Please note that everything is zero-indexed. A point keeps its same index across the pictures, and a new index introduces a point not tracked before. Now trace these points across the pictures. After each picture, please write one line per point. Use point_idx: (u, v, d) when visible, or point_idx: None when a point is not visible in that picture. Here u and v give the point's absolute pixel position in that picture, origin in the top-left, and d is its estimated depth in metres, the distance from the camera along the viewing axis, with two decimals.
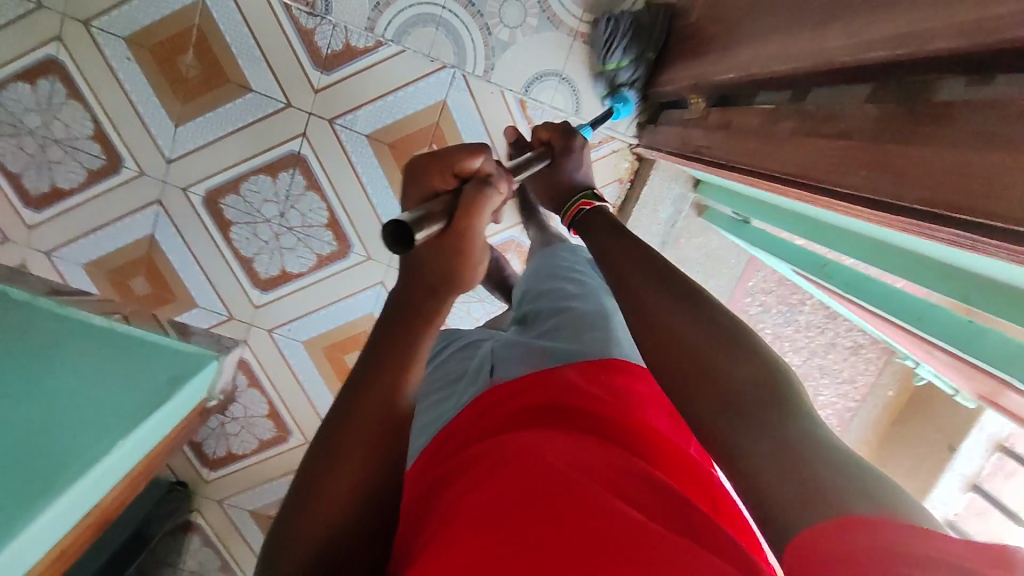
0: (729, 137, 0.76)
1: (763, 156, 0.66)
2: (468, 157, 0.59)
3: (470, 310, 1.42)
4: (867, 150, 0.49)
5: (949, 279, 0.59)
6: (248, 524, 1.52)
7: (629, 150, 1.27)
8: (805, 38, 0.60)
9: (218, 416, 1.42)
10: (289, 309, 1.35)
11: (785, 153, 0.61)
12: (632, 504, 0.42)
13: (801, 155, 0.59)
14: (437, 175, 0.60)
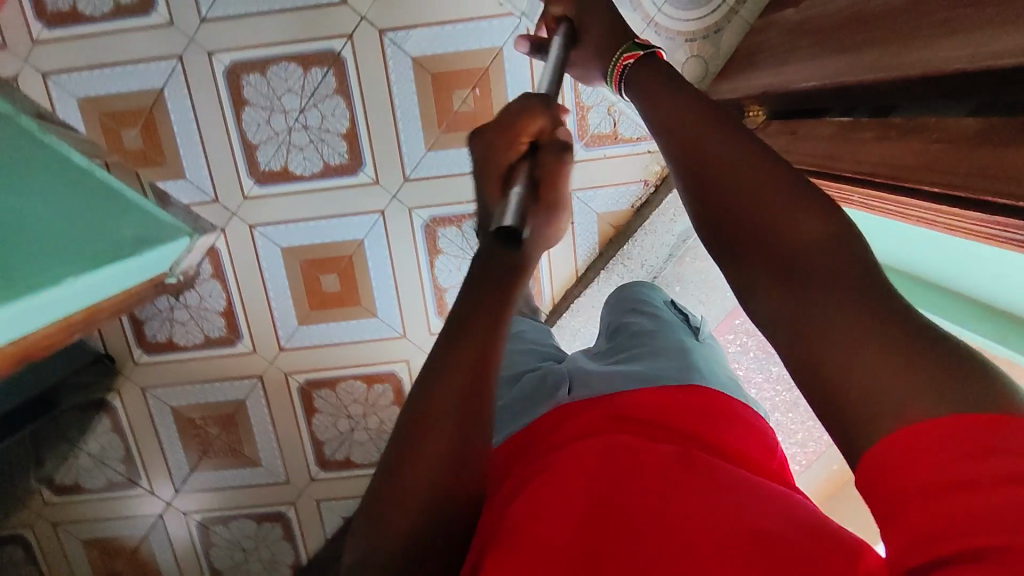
0: (800, 143, 0.75)
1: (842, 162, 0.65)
2: (528, 122, 0.59)
3: (462, 267, 1.33)
4: (980, 154, 0.47)
5: None
6: (166, 421, 1.42)
7: None
8: (912, 46, 0.58)
9: (170, 298, 1.32)
10: (278, 209, 1.27)
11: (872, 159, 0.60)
12: (749, 519, 0.42)
13: (893, 162, 0.57)
14: (506, 148, 0.60)
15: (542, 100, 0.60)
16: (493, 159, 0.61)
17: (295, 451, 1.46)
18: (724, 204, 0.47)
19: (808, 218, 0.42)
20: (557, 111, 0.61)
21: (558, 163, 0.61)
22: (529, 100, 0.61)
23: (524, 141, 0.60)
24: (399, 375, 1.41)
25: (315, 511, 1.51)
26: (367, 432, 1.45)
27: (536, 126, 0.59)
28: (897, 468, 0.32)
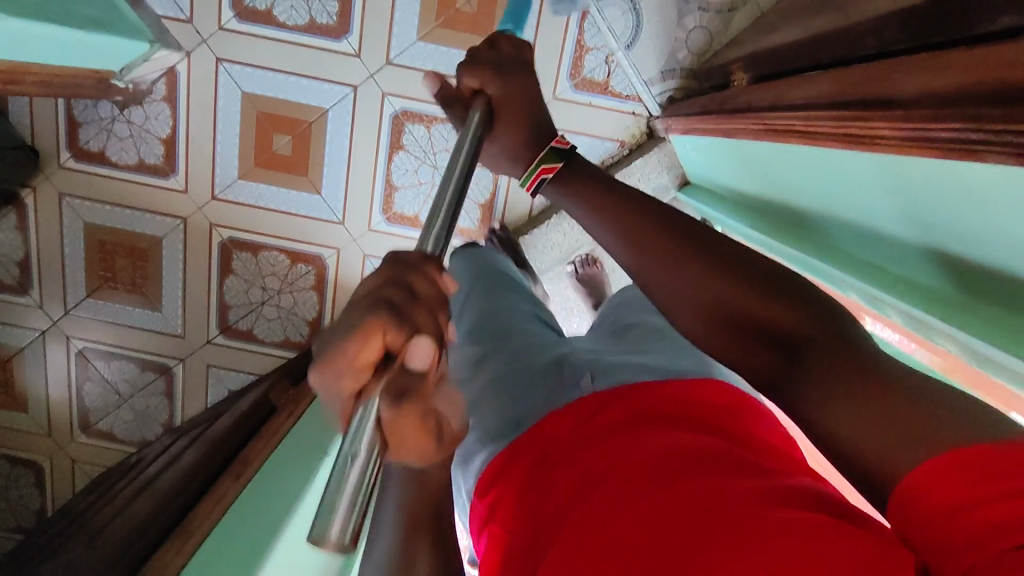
0: (784, 87, 0.74)
1: (817, 93, 0.64)
2: (360, 353, 0.38)
3: (418, 171, 1.29)
4: (950, 58, 0.45)
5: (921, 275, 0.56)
6: (76, 236, 1.36)
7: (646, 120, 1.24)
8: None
9: (114, 108, 1.26)
10: (251, 51, 1.22)
11: (848, 83, 0.58)
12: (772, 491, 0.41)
13: (865, 82, 0.56)
14: (342, 372, 0.38)
15: (383, 310, 0.38)
16: (325, 394, 0.39)
17: (199, 307, 1.41)
18: (710, 309, 0.51)
19: (801, 308, 0.48)
20: (417, 321, 0.40)
21: (416, 407, 0.40)
22: (367, 299, 0.40)
23: (364, 361, 0.38)
24: (326, 262, 1.36)
25: (202, 376, 1.45)
26: (278, 309, 1.40)
27: (373, 348, 0.38)
28: (935, 486, 0.35)
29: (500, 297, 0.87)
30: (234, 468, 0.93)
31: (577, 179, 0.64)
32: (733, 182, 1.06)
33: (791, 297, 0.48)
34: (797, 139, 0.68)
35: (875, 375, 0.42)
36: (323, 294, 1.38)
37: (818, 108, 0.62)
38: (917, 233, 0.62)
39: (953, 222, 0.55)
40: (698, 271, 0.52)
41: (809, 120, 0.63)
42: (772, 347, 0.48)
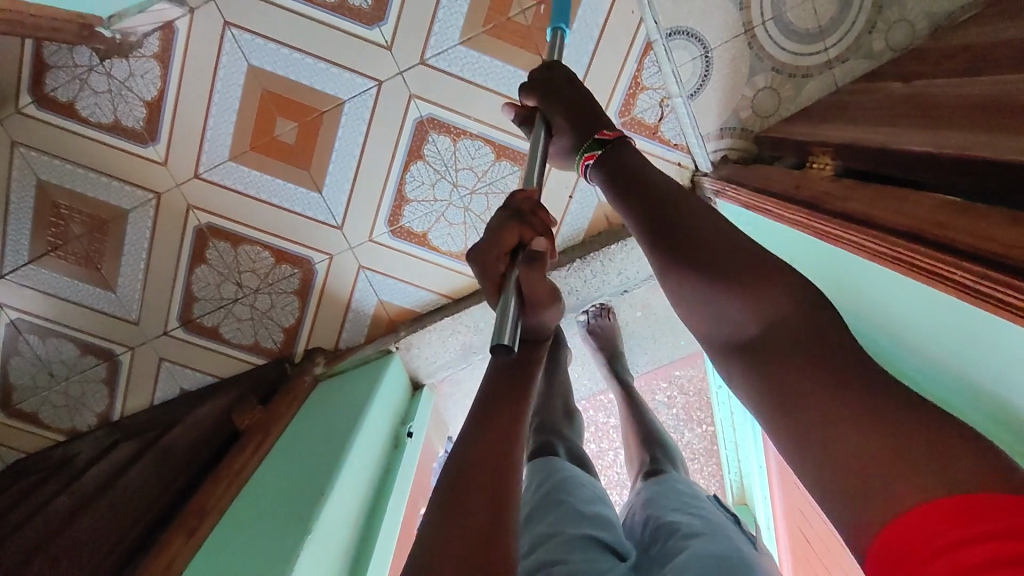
0: (880, 199, 0.64)
1: (927, 224, 0.55)
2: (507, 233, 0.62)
3: (436, 186, 1.16)
4: None
5: None
6: (25, 193, 1.15)
7: (692, 174, 1.13)
8: None
9: (94, 56, 1.08)
10: (266, 21, 1.06)
11: (975, 228, 0.49)
12: None
13: (1000, 236, 0.46)
14: (494, 256, 0.63)
15: (512, 216, 0.62)
16: (480, 273, 0.64)
17: (160, 294, 1.24)
18: (702, 317, 0.54)
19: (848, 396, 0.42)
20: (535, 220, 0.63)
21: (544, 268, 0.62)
22: (503, 214, 0.63)
23: (504, 249, 0.63)
24: (315, 267, 1.21)
25: (152, 369, 1.29)
26: (251, 310, 1.25)
27: (510, 239, 0.62)
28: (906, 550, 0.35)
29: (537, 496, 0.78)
30: (187, 518, 0.79)
31: (616, 170, 0.65)
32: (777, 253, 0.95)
33: (746, 292, 0.50)
34: (892, 265, 0.58)
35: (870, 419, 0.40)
36: (306, 302, 1.24)
37: (926, 242, 0.53)
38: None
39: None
40: (691, 283, 0.53)
41: (907, 246, 0.55)
42: (723, 334, 0.52)
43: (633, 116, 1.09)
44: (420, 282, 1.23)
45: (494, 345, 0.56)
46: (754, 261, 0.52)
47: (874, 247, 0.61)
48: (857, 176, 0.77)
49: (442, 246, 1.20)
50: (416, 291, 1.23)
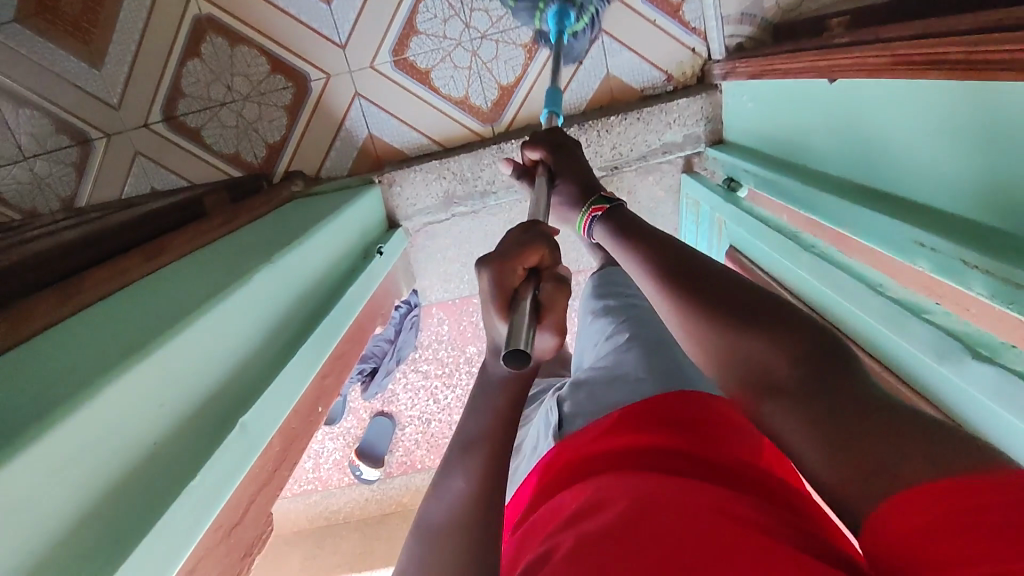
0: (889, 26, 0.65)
1: (926, 30, 0.52)
2: (533, 248, 0.53)
3: (447, 23, 1.14)
4: None
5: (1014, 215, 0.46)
6: None
7: (703, 60, 1.13)
8: None
9: None
10: None
11: (963, 25, 0.47)
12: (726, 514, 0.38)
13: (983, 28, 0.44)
14: (511, 269, 0.52)
15: (530, 231, 0.54)
16: (495, 287, 0.52)
17: (147, 82, 1.20)
18: (705, 351, 0.50)
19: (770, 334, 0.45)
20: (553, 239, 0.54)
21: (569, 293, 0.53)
22: (523, 235, 0.54)
23: (525, 266, 0.53)
24: (310, 84, 1.19)
25: (126, 162, 1.25)
26: (237, 118, 1.22)
27: (531, 257, 0.53)
28: (918, 515, 0.31)
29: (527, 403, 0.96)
30: (145, 249, 0.78)
31: (617, 221, 0.69)
32: (761, 128, 0.95)
33: (763, 331, 0.46)
34: (895, 74, 0.57)
35: (846, 416, 0.38)
36: (295, 119, 1.21)
37: (924, 46, 0.51)
38: (937, 187, 0.55)
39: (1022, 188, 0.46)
40: (704, 311, 0.50)
41: (909, 49, 0.54)
42: (740, 376, 0.47)
43: None
44: (413, 122, 1.21)
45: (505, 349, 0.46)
46: (772, 306, 0.48)
47: (875, 62, 0.61)
48: (864, 24, 0.77)
49: (443, 89, 1.18)
50: (408, 131, 1.22)
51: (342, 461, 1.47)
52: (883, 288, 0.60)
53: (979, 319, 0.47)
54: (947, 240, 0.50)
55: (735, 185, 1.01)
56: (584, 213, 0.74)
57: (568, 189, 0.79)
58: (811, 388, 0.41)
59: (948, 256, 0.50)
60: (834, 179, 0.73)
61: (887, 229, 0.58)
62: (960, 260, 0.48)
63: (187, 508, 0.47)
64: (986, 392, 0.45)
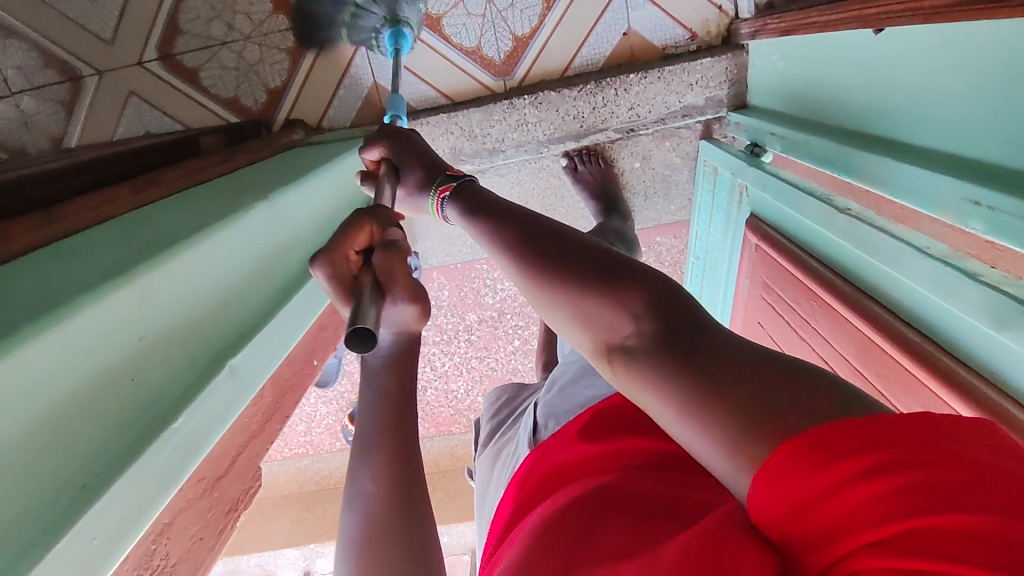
0: None
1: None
2: (355, 231, 0.58)
3: None
4: None
5: None
6: None
7: (729, 19, 1.08)
8: None
9: None
10: None
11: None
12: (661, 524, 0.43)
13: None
14: (341, 259, 0.58)
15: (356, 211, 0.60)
16: (334, 276, 0.58)
17: (143, 16, 1.13)
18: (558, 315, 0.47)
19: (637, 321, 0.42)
20: (387, 217, 0.60)
21: (400, 255, 0.57)
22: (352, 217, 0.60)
23: (356, 249, 0.59)
24: (316, 26, 1.13)
25: (117, 102, 1.18)
26: (237, 59, 1.16)
27: (359, 238, 0.59)
28: (799, 465, 0.30)
29: (524, 405, 0.93)
30: (135, 182, 0.72)
31: (462, 198, 0.59)
32: (791, 88, 0.90)
33: (610, 288, 0.44)
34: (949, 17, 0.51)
35: (708, 377, 0.36)
36: (298, 63, 1.15)
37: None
38: (992, 139, 0.50)
39: None
40: (554, 270, 0.47)
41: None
42: (596, 337, 0.44)
43: None
44: (421, 72, 1.15)
45: (351, 327, 0.48)
46: (617, 261, 0.46)
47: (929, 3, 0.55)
48: None
49: (454, 38, 1.13)
50: (416, 81, 1.16)
51: (334, 426, 1.43)
52: (925, 249, 0.56)
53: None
54: (1010, 197, 0.45)
55: (759, 147, 0.96)
56: (432, 197, 0.62)
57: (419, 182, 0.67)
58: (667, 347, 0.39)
59: (1010, 216, 0.44)
60: (872, 139, 0.69)
61: (936, 187, 0.53)
62: (1023, 220, 0.43)
63: (173, 446, 0.43)
64: None
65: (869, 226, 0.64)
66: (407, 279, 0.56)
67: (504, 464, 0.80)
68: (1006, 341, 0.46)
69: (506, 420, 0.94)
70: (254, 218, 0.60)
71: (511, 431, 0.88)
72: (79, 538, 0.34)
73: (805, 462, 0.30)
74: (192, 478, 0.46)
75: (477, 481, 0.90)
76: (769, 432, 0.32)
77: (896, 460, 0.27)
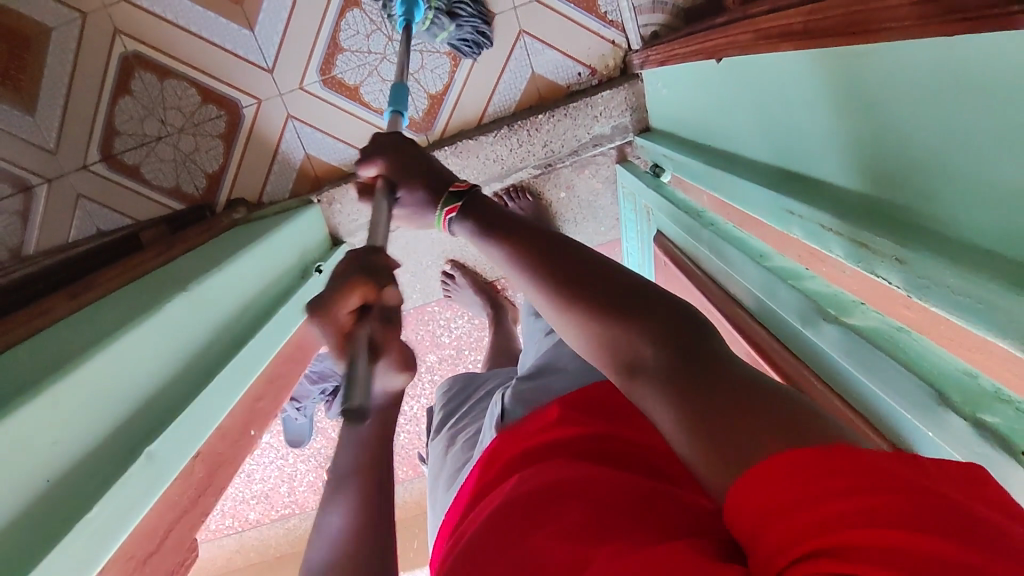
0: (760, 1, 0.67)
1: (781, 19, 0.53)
2: (352, 293, 0.58)
3: (372, 39, 1.17)
4: None
5: (860, 177, 0.48)
6: None
7: (624, 52, 1.15)
8: None
9: None
10: None
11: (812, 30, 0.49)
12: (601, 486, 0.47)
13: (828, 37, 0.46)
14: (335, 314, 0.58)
15: (355, 267, 0.59)
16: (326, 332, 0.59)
17: (81, 124, 1.21)
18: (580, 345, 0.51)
19: (652, 333, 0.45)
20: (380, 275, 0.60)
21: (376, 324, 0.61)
22: (348, 268, 0.60)
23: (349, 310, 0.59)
24: (242, 111, 1.20)
25: (68, 208, 1.24)
26: (174, 151, 1.23)
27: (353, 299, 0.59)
28: (762, 494, 0.32)
29: (480, 398, 0.98)
30: (72, 288, 0.79)
31: (480, 218, 0.64)
32: (674, 113, 0.97)
33: (627, 317, 0.47)
34: (763, 52, 0.59)
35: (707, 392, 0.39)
36: (231, 146, 1.23)
37: (787, 38, 0.53)
38: (805, 153, 0.57)
39: (863, 147, 0.47)
40: (577, 300, 0.51)
41: (772, 40, 0.55)
42: (615, 357, 0.47)
43: None
44: (348, 138, 1.23)
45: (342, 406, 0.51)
46: (639, 292, 0.49)
47: (745, 39, 0.62)
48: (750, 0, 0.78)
49: (373, 103, 1.21)
50: (344, 148, 1.23)
51: (316, 482, 1.48)
52: (765, 256, 0.63)
53: (839, 273, 0.50)
54: (812, 207, 0.52)
55: (656, 172, 1.03)
56: (437, 215, 0.68)
57: (420, 198, 0.72)
58: (674, 367, 0.42)
59: (811, 223, 0.51)
60: (728, 157, 0.76)
61: (766, 200, 0.60)
62: (820, 226, 0.50)
63: (93, 532, 0.48)
64: (837, 348, 0.48)
65: (732, 234, 0.71)
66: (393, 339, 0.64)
67: (462, 457, 0.83)
68: (811, 337, 0.53)
69: (463, 411, 0.98)
70: (173, 310, 0.66)
71: (468, 424, 0.92)
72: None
73: (810, 471, 0.30)
74: (122, 554, 0.52)
75: (428, 467, 0.93)
76: (766, 439, 0.34)
77: (886, 491, 0.27)
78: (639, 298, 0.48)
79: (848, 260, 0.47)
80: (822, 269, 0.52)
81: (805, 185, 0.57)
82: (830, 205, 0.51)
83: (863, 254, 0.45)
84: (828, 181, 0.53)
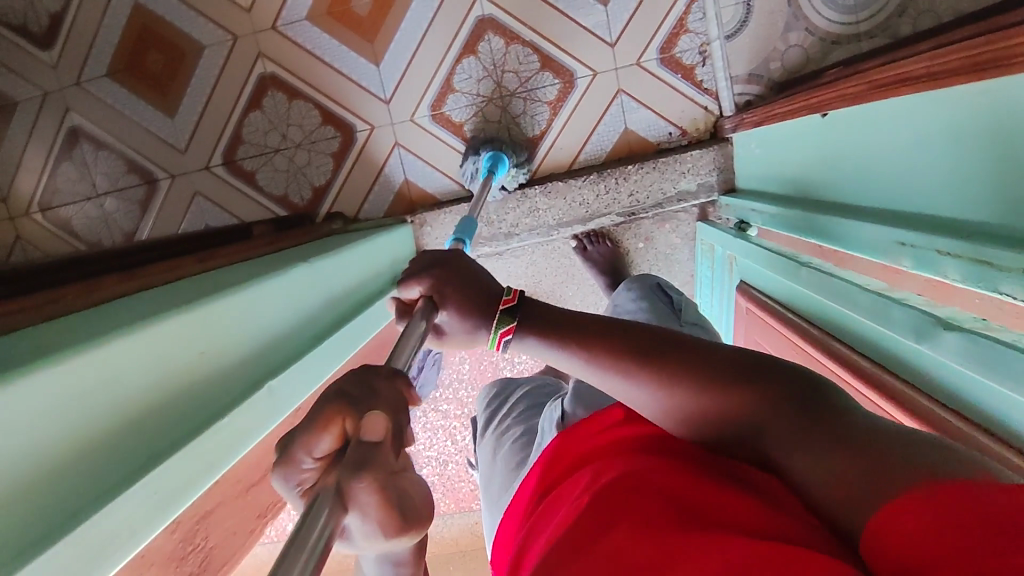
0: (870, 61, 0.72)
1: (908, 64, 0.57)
2: (316, 432, 0.40)
3: (482, 83, 1.26)
4: None
5: (984, 204, 0.50)
6: (120, 11, 1.28)
7: (713, 118, 1.23)
8: None
9: None
10: None
11: (940, 67, 0.51)
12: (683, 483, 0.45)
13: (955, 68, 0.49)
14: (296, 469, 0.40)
15: (327, 400, 0.42)
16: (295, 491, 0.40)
17: (211, 131, 1.34)
18: (670, 411, 0.53)
19: (761, 387, 0.47)
20: (363, 401, 0.42)
21: (377, 468, 0.37)
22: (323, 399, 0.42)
23: (317, 453, 0.40)
24: (356, 134, 1.32)
25: (185, 201, 1.36)
26: (289, 162, 1.34)
27: (326, 439, 0.40)
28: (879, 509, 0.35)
29: (520, 397, 1.00)
30: (198, 255, 0.85)
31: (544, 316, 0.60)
32: (768, 171, 1.02)
33: (745, 381, 0.48)
34: (881, 99, 0.62)
35: (845, 438, 0.41)
36: (341, 164, 1.33)
37: (909, 82, 0.56)
38: (920, 189, 0.59)
39: (988, 174, 0.49)
40: (682, 371, 0.51)
41: (893, 86, 0.59)
42: (734, 419, 0.49)
43: (677, 52, 1.20)
44: (445, 169, 1.32)
45: None
46: (743, 357, 0.51)
47: (860, 89, 0.66)
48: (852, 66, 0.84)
49: (475, 140, 1.30)
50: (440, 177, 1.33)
51: None
52: (866, 288, 0.64)
53: (954, 291, 0.51)
54: (928, 234, 0.54)
55: (739, 225, 1.07)
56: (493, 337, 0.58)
57: (466, 317, 0.59)
58: (803, 420, 0.44)
59: (925, 250, 0.53)
60: (825, 204, 0.79)
61: (875, 235, 0.62)
62: (935, 251, 0.52)
63: (220, 438, 0.52)
64: (954, 356, 0.49)
65: (829, 270, 0.73)
66: (400, 497, 0.38)
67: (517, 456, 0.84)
68: (925, 352, 0.54)
69: (509, 412, 0.98)
70: (294, 275, 0.72)
71: (516, 429, 0.91)
72: (130, 498, 0.42)
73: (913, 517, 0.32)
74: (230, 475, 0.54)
75: (478, 470, 0.94)
76: (903, 459, 0.36)
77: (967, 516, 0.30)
78: (733, 359, 0.50)
79: (957, 278, 0.50)
80: (935, 290, 0.54)
81: (914, 219, 0.59)
82: (949, 232, 0.52)
83: (982, 273, 0.47)
84: (946, 213, 0.55)
